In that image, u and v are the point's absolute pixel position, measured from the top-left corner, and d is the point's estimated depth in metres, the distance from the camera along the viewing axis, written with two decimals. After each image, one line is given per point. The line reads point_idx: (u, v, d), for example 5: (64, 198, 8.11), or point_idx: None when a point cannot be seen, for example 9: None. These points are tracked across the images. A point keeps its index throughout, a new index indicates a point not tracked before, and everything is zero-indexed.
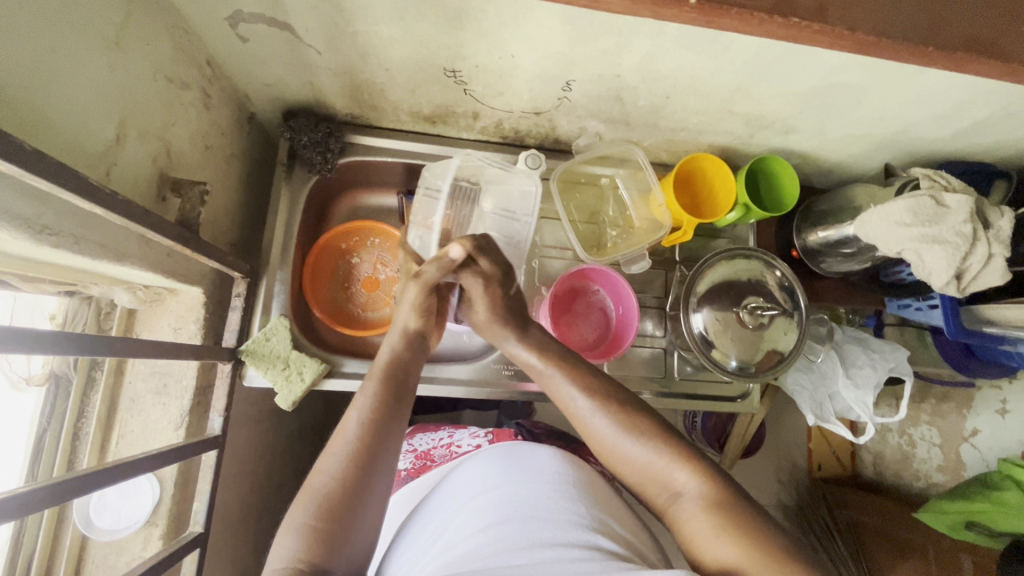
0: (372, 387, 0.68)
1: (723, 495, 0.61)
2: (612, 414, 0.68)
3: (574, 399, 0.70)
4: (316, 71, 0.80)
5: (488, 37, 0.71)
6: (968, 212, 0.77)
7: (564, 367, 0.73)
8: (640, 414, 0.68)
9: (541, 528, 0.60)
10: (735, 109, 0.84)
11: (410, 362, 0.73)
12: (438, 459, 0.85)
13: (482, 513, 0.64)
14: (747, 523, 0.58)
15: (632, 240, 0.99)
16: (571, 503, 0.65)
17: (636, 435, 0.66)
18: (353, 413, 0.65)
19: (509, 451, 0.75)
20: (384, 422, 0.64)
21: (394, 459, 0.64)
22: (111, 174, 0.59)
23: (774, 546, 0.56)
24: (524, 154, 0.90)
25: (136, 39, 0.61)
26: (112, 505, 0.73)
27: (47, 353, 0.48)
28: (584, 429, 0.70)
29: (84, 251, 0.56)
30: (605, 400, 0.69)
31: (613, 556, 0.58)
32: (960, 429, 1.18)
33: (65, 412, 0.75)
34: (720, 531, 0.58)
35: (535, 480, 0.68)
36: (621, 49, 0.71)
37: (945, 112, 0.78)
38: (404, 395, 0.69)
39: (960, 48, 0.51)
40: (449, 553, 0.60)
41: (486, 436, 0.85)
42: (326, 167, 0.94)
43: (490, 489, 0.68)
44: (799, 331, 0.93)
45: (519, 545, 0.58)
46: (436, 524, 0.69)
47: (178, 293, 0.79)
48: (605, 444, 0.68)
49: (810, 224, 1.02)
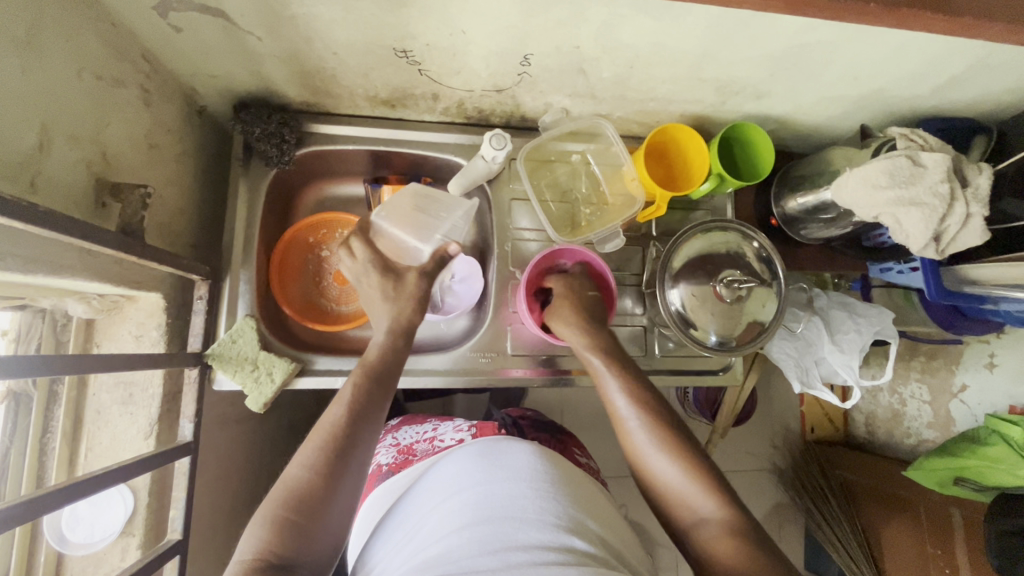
0: (354, 380, 0.68)
1: (739, 524, 0.65)
2: (656, 432, 0.71)
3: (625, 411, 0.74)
4: (260, 59, 0.76)
5: (435, 14, 0.67)
6: (945, 170, 0.74)
7: (623, 374, 0.77)
8: (680, 435, 0.71)
9: (516, 530, 0.60)
10: (703, 76, 0.81)
11: (398, 358, 0.73)
12: (418, 453, 0.85)
13: (456, 514, 0.63)
14: (756, 551, 0.62)
15: (607, 217, 0.96)
16: (547, 501, 0.65)
17: (675, 458, 0.69)
18: (335, 404, 0.66)
19: (488, 444, 0.73)
20: (364, 416, 0.65)
21: (371, 450, 0.65)
22: (38, 183, 0.56)
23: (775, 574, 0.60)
24: (488, 135, 0.87)
25: (53, 36, 0.57)
26: (86, 517, 0.72)
27: (8, 378, 0.47)
28: (625, 440, 0.74)
29: (14, 267, 0.54)
30: (651, 416, 0.73)
31: (586, 558, 0.59)
32: (950, 385, 1.17)
33: (28, 430, 0.73)
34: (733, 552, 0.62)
35: (513, 478, 0.66)
36: (576, 19, 0.67)
37: (920, 67, 0.75)
38: (387, 389, 0.69)
39: None
40: (423, 553, 0.61)
41: (470, 430, 0.86)
42: (283, 159, 0.90)
43: (465, 488, 0.67)
44: (778, 301, 0.91)
45: (489, 548, 0.58)
46: (413, 521, 0.69)
47: (136, 300, 0.77)
48: (644, 458, 0.71)
49: (788, 189, 0.99)
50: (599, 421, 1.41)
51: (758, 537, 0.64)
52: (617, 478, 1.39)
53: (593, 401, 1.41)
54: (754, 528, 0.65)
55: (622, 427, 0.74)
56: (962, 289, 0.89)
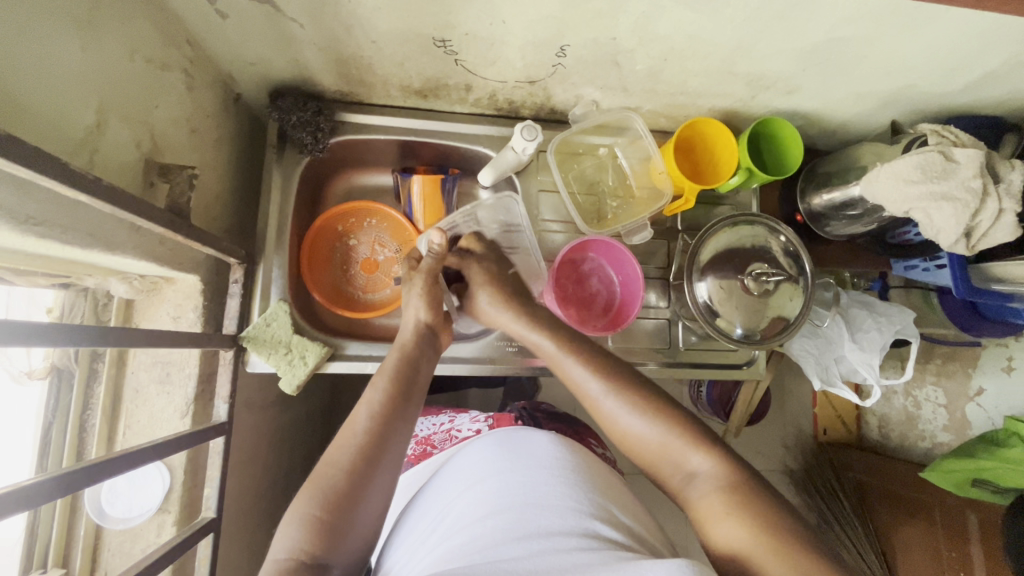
0: (381, 384, 0.68)
1: (734, 476, 0.61)
2: (622, 392, 0.69)
3: (587, 382, 0.71)
4: (300, 46, 0.77)
5: (477, 3, 0.68)
6: (979, 165, 0.75)
7: (570, 347, 0.75)
8: (653, 395, 0.69)
9: (538, 518, 0.60)
10: (735, 70, 0.81)
11: (420, 366, 0.74)
12: (437, 445, 0.86)
13: (481, 503, 0.64)
14: (753, 494, 0.59)
15: (632, 211, 0.97)
16: (570, 491, 0.65)
17: (651, 416, 0.67)
18: (362, 408, 0.65)
19: (504, 435, 0.76)
20: (394, 421, 0.65)
21: (399, 455, 0.65)
22: (94, 160, 0.58)
23: (786, 528, 0.55)
24: (519, 126, 0.87)
25: (109, 18, 0.58)
26: (123, 493, 0.73)
27: (46, 346, 0.47)
28: (595, 412, 0.71)
29: (71, 241, 0.55)
30: (616, 379, 0.70)
31: (611, 543, 0.58)
32: (966, 389, 1.17)
33: (69, 405, 0.75)
34: (732, 512, 0.57)
35: (533, 468, 0.68)
36: (616, 9, 0.68)
37: (955, 63, 0.75)
38: (413, 394, 0.69)
39: None
40: (449, 542, 0.61)
41: (487, 421, 0.87)
42: (318, 147, 0.91)
43: (488, 477, 0.68)
44: (804, 297, 0.91)
45: (514, 535, 0.58)
46: (436, 512, 0.70)
47: (175, 281, 0.78)
48: (617, 425, 0.68)
49: (814, 186, 1.00)
50: None
51: (760, 488, 0.60)
52: (632, 474, 1.39)
53: None
54: (751, 479, 0.61)
55: (592, 402, 0.71)
56: (989, 286, 0.89)
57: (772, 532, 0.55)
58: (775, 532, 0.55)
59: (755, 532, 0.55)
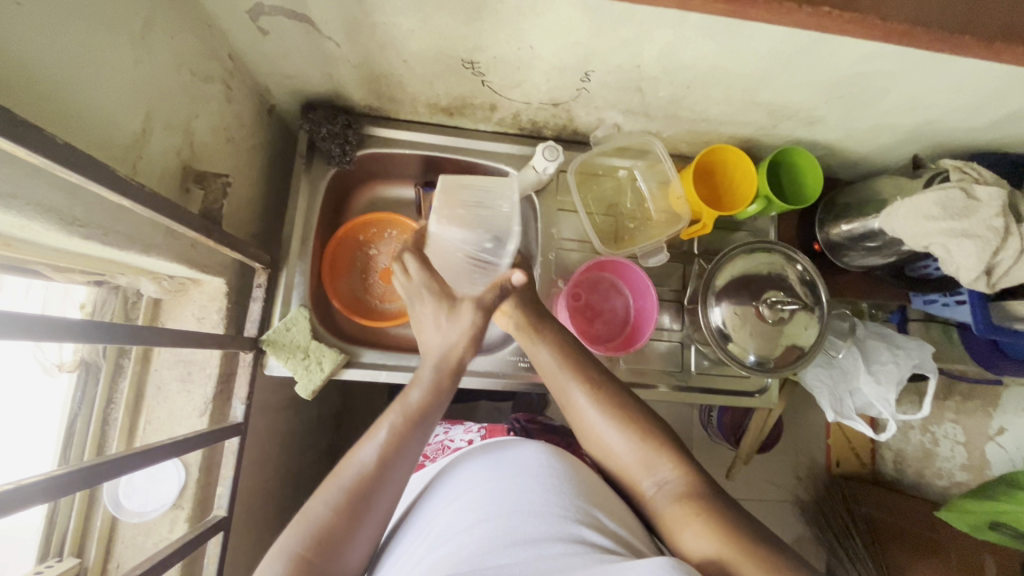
0: (393, 417, 0.68)
1: (696, 485, 0.66)
2: (606, 407, 0.71)
3: (575, 394, 0.73)
4: (335, 63, 0.80)
5: (507, 28, 0.70)
6: (1000, 205, 0.74)
7: (569, 360, 0.75)
8: (631, 407, 0.72)
9: (524, 523, 0.60)
10: (757, 99, 0.82)
11: (440, 399, 0.72)
12: (430, 456, 0.86)
13: (470, 510, 0.64)
14: (713, 510, 0.63)
15: (651, 233, 0.98)
16: (556, 495, 0.64)
17: (625, 430, 0.70)
18: (371, 440, 0.66)
19: (495, 449, 0.74)
20: (400, 452, 0.66)
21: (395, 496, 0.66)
22: (137, 166, 0.61)
23: (741, 531, 0.60)
24: (541, 146, 0.89)
25: (160, 33, 0.62)
26: (141, 487, 0.76)
27: (79, 340, 0.49)
28: (575, 418, 0.74)
29: (112, 242, 0.58)
30: (597, 389, 0.73)
31: (599, 549, 0.58)
32: (985, 427, 1.14)
33: (95, 398, 0.78)
34: (692, 517, 0.62)
35: (519, 475, 0.67)
36: (641, 38, 0.70)
37: (979, 101, 0.76)
38: (423, 434, 0.69)
39: (996, 38, 0.48)
40: (439, 553, 0.60)
41: (479, 431, 0.88)
42: (345, 159, 0.94)
43: (478, 487, 0.68)
44: (820, 326, 0.91)
45: (500, 542, 0.58)
46: (430, 522, 0.69)
47: (201, 283, 0.81)
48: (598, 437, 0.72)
49: (833, 216, 1.00)
50: None
51: (720, 497, 0.65)
52: None
53: None
54: (710, 487, 0.66)
55: (575, 407, 0.73)
56: (1010, 324, 0.88)
57: (729, 535, 0.60)
58: (729, 534, 0.59)
59: (712, 537, 0.60)
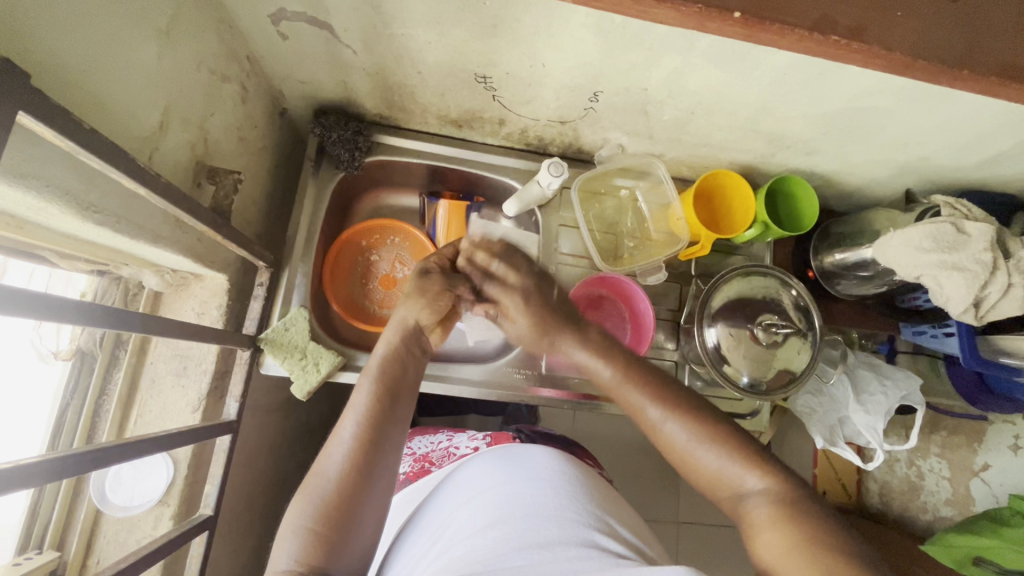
0: (367, 386, 0.68)
1: (795, 493, 0.57)
2: (685, 417, 0.64)
3: (644, 405, 0.67)
4: (351, 71, 0.82)
5: (521, 46, 0.72)
6: (989, 240, 0.77)
7: (634, 376, 0.69)
8: (713, 419, 0.64)
9: (540, 528, 0.62)
10: (758, 128, 0.85)
11: (400, 363, 0.72)
12: (436, 462, 0.88)
13: (484, 513, 0.65)
14: (809, 517, 0.54)
15: (649, 253, 1.00)
16: (570, 503, 0.66)
17: (707, 440, 0.62)
18: (350, 415, 0.66)
19: (504, 451, 0.77)
20: (383, 403, 0.67)
21: (390, 457, 0.66)
22: (153, 157, 0.62)
23: (838, 542, 0.52)
24: (547, 162, 0.91)
25: (184, 31, 0.63)
26: (127, 481, 0.75)
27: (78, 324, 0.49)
28: (655, 437, 0.66)
29: (124, 230, 0.58)
30: (675, 402, 0.66)
31: (613, 554, 0.59)
32: (971, 463, 1.16)
33: (87, 388, 0.78)
34: (782, 526, 0.54)
35: (532, 480, 0.69)
36: (650, 62, 0.73)
37: (970, 140, 0.79)
38: (398, 399, 0.69)
39: (992, 73, 0.48)
40: (451, 554, 0.61)
41: (485, 439, 0.89)
42: (353, 165, 0.96)
43: (490, 489, 0.69)
44: (812, 351, 0.92)
45: (515, 545, 0.59)
46: (438, 525, 0.70)
47: (203, 279, 0.81)
48: (680, 453, 0.64)
49: (826, 245, 1.03)
50: (613, 455, 1.39)
51: (813, 500, 0.57)
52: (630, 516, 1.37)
53: (611, 434, 1.39)
54: (809, 494, 0.58)
55: (650, 424, 0.67)
56: (997, 358, 0.89)
57: (822, 542, 0.52)
58: (826, 546, 0.51)
59: (804, 546, 0.52)
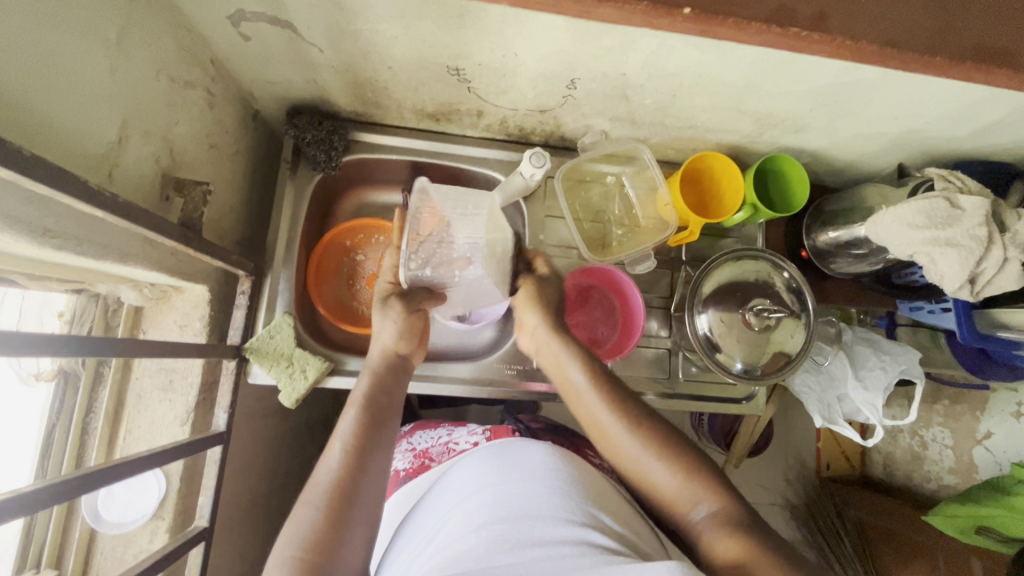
0: (353, 412, 0.69)
1: (739, 514, 0.63)
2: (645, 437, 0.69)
3: (613, 426, 0.71)
4: (319, 68, 0.79)
5: (490, 36, 0.70)
6: (983, 214, 0.74)
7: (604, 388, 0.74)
8: (669, 439, 0.70)
9: (532, 529, 0.61)
10: (743, 108, 0.82)
11: (384, 391, 0.73)
12: (436, 458, 0.87)
13: (475, 513, 0.64)
14: (761, 542, 0.59)
15: (638, 239, 0.97)
16: (562, 500, 0.65)
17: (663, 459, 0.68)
18: (337, 443, 0.66)
19: (500, 449, 0.76)
20: (368, 430, 0.68)
21: (377, 482, 0.65)
22: (113, 174, 0.60)
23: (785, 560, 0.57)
24: (529, 152, 0.87)
25: (138, 41, 0.61)
26: (120, 498, 0.76)
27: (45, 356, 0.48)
28: (611, 449, 0.71)
29: (86, 253, 0.57)
30: (639, 424, 0.70)
31: (606, 551, 0.59)
32: (973, 431, 1.13)
33: (74, 407, 0.77)
34: (731, 538, 0.60)
35: (525, 479, 0.68)
36: (626, 47, 0.70)
37: (963, 110, 0.76)
38: (385, 427, 0.69)
39: (966, 57, 0.46)
40: (442, 554, 0.61)
41: (484, 433, 0.88)
42: (330, 165, 0.93)
43: (482, 488, 0.68)
44: (807, 332, 0.91)
45: (506, 547, 0.58)
46: (433, 522, 0.70)
47: (183, 291, 0.80)
48: (637, 470, 0.69)
49: (821, 223, 1.00)
50: None
51: (759, 524, 0.62)
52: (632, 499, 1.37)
53: None
54: (752, 515, 0.63)
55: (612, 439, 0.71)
56: (994, 332, 0.87)
57: (769, 557, 0.57)
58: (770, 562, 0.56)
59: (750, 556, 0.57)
